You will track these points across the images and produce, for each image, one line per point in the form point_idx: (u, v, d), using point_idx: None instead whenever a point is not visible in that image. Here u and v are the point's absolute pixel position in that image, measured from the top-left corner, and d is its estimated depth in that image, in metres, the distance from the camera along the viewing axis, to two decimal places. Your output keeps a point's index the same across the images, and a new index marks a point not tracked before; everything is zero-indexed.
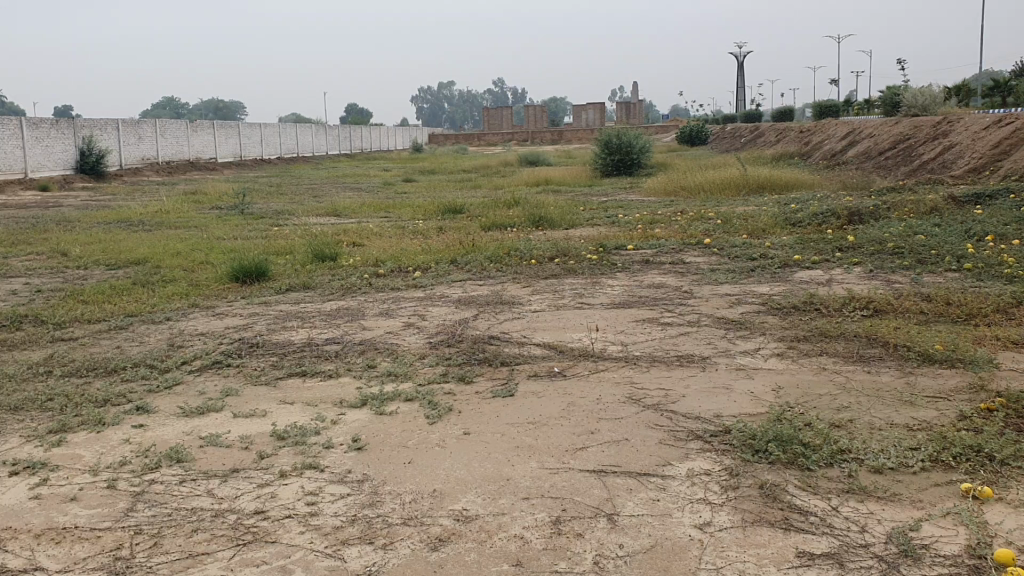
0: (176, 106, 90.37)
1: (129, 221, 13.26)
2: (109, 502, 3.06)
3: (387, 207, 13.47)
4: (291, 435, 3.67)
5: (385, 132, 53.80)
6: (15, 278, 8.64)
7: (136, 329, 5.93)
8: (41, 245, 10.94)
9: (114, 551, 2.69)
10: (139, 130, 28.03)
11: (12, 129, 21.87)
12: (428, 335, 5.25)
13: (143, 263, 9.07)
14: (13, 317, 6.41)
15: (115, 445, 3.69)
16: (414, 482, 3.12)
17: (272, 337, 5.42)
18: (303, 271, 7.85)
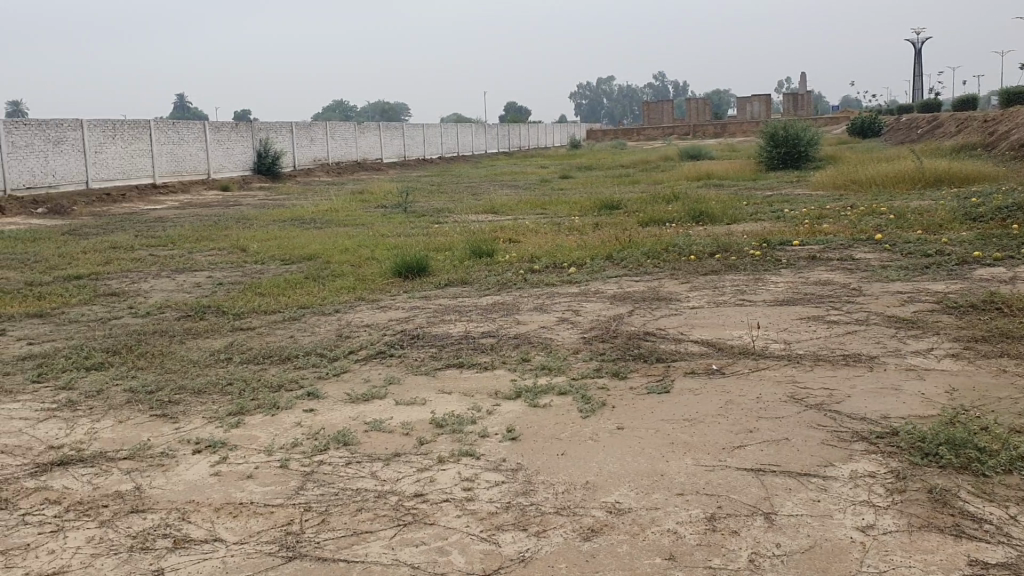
0: (345, 108, 94.11)
1: (302, 219, 13.96)
2: (282, 481, 3.25)
3: (545, 203, 13.59)
4: (449, 423, 3.78)
5: (544, 130, 54.21)
6: (199, 272, 9.28)
7: (308, 320, 6.25)
8: (223, 241, 11.68)
9: (285, 526, 2.85)
10: (311, 132, 29.44)
11: (197, 132, 23.45)
12: (583, 330, 5.27)
13: (314, 259, 9.54)
14: (198, 309, 6.89)
15: (287, 427, 3.91)
16: (567, 474, 3.14)
17: (432, 330, 5.59)
18: (461, 267, 8.04)
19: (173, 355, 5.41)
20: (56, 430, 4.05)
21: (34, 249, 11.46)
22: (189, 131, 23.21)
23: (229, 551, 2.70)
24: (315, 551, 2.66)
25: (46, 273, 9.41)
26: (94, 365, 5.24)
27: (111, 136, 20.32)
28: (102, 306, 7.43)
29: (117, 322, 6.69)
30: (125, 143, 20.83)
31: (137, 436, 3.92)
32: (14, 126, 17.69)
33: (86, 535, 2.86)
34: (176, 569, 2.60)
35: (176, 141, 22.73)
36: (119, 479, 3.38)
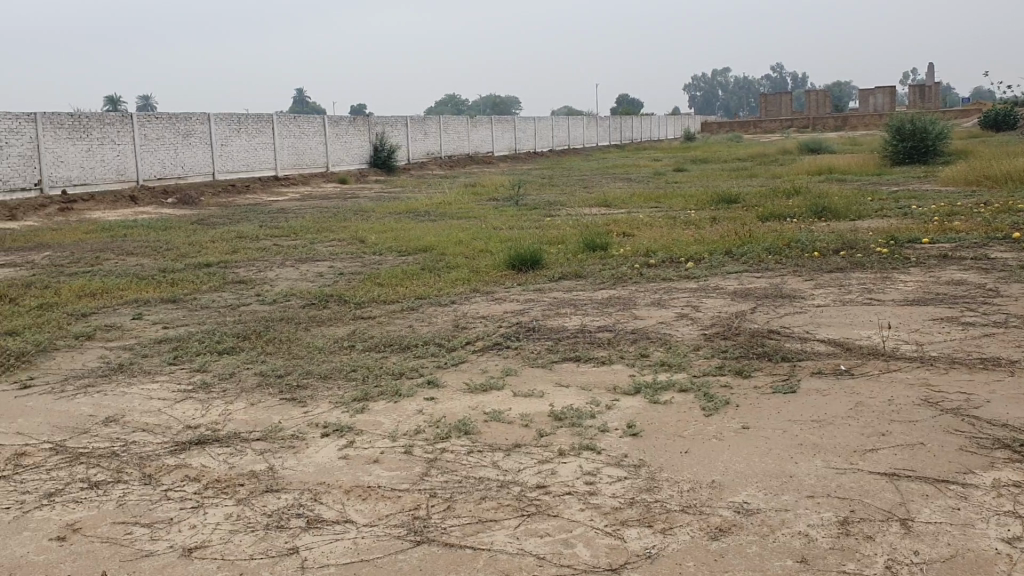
0: (459, 102, 95.14)
1: (417, 212, 14.19)
2: (407, 466, 3.32)
3: (659, 197, 13.43)
4: (568, 416, 3.78)
5: (656, 123, 53.59)
6: (321, 262, 9.55)
7: (425, 310, 6.36)
8: (342, 232, 11.98)
9: (412, 510, 2.91)
10: (425, 126, 29.91)
11: (317, 126, 24.15)
12: (703, 327, 5.19)
13: (430, 250, 9.70)
14: (321, 298, 7.10)
15: (410, 414, 3.99)
16: (692, 472, 3.11)
17: (548, 323, 5.61)
18: (575, 260, 8.04)
19: (299, 342, 5.59)
20: (193, 411, 4.25)
21: (167, 238, 12.04)
22: (308, 125, 23.93)
23: (358, 532, 2.77)
24: (441, 537, 2.71)
25: (178, 260, 9.87)
26: (225, 349, 5.47)
27: (235, 130, 21.14)
28: (231, 293, 7.74)
29: (245, 309, 6.96)
30: (250, 136, 21.64)
31: (268, 419, 4.06)
32: (146, 120, 18.59)
33: (224, 512, 2.99)
34: (309, 548, 2.68)
35: (297, 134, 23.46)
36: (252, 460, 3.52)
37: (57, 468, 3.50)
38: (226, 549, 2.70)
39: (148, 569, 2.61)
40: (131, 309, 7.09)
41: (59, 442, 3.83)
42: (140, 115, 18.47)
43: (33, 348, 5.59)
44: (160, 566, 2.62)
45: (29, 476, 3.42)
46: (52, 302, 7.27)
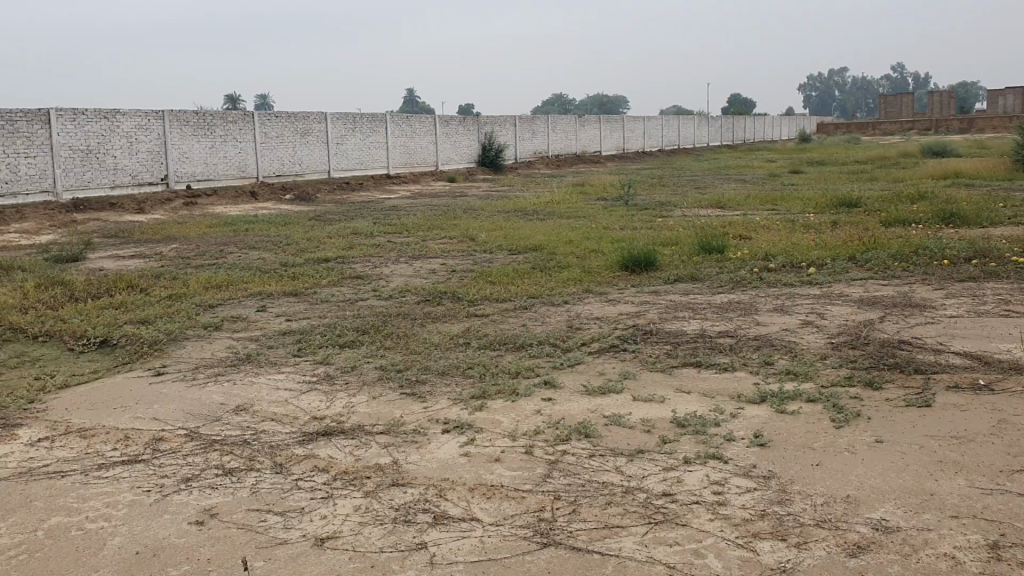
0: (567, 100, 95.07)
1: (526, 210, 14.25)
2: (529, 467, 3.32)
3: (775, 199, 13.10)
4: (691, 423, 3.71)
5: (768, 124, 52.37)
6: (433, 259, 9.68)
7: (539, 310, 6.36)
8: (453, 230, 12.12)
9: (537, 512, 2.90)
10: (534, 125, 30.00)
11: (427, 125, 24.52)
12: (829, 335, 5.02)
13: (541, 249, 9.71)
14: (436, 294, 7.18)
15: (528, 414, 3.98)
16: (825, 486, 3.01)
17: (666, 326, 5.53)
18: (690, 262, 7.91)
19: (416, 338, 5.67)
20: (317, 403, 4.35)
21: (286, 233, 12.40)
22: (420, 124, 24.31)
23: (485, 531, 2.78)
24: (568, 540, 2.69)
25: (297, 255, 10.15)
26: (346, 343, 5.59)
27: (350, 128, 21.66)
28: (348, 288, 7.91)
29: (362, 303, 7.10)
30: (364, 135, 22.14)
31: (390, 413, 4.13)
32: (266, 118, 19.22)
33: (353, 504, 3.04)
34: (437, 544, 2.71)
35: (408, 133, 23.86)
36: (377, 453, 3.58)
37: (193, 453, 3.63)
38: (357, 541, 2.75)
39: (283, 557, 2.68)
40: (254, 301, 7.32)
41: (193, 428, 3.98)
42: (261, 114, 19.11)
43: (165, 336, 5.83)
44: (294, 554, 2.69)
45: (167, 461, 3.56)
46: (180, 292, 7.57)
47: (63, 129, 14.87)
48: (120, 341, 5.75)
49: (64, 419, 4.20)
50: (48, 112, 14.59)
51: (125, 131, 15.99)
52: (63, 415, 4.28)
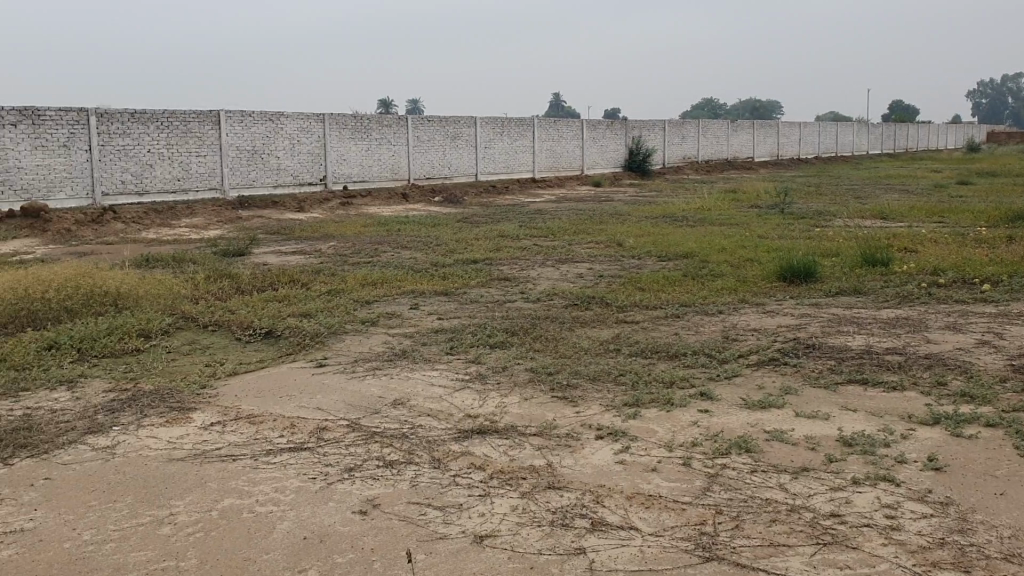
0: (716, 106, 93.34)
1: (675, 216, 14.05)
2: (688, 479, 3.24)
3: (943, 211, 12.44)
4: (859, 443, 3.55)
5: (932, 132, 49.82)
6: (582, 263, 9.67)
7: (693, 319, 6.23)
8: (601, 234, 12.09)
9: (698, 525, 2.83)
10: (683, 130, 29.60)
11: (575, 129, 24.59)
12: (1009, 357, 4.70)
13: (692, 256, 9.55)
14: (585, 298, 7.16)
15: (685, 425, 3.90)
16: (1011, 517, 2.81)
17: (827, 340, 5.31)
18: (851, 275, 7.59)
19: (567, 341, 5.66)
20: (472, 401, 4.40)
21: (436, 233, 12.69)
22: (568, 128, 24.40)
23: (645, 540, 2.74)
24: (732, 556, 2.62)
25: (448, 255, 10.35)
26: (497, 343, 5.64)
27: (500, 132, 21.96)
28: (498, 289, 8.00)
29: (512, 305, 7.16)
30: (513, 139, 22.40)
31: (543, 415, 4.13)
32: (420, 122, 19.73)
33: (511, 503, 3.05)
34: (596, 551, 2.68)
35: (556, 137, 23.98)
36: (532, 454, 3.59)
37: (354, 444, 3.74)
38: (516, 541, 2.76)
39: (444, 551, 2.71)
40: (408, 299, 7.50)
41: (354, 419, 4.11)
42: (415, 117, 19.62)
43: (324, 330, 6.05)
44: (454, 550, 2.72)
45: (331, 450, 3.68)
46: (339, 288, 7.85)
47: (231, 130, 15.70)
48: (284, 332, 6.00)
49: (234, 405, 4.40)
50: (218, 114, 15.44)
51: (288, 133, 16.73)
52: (233, 400, 4.50)
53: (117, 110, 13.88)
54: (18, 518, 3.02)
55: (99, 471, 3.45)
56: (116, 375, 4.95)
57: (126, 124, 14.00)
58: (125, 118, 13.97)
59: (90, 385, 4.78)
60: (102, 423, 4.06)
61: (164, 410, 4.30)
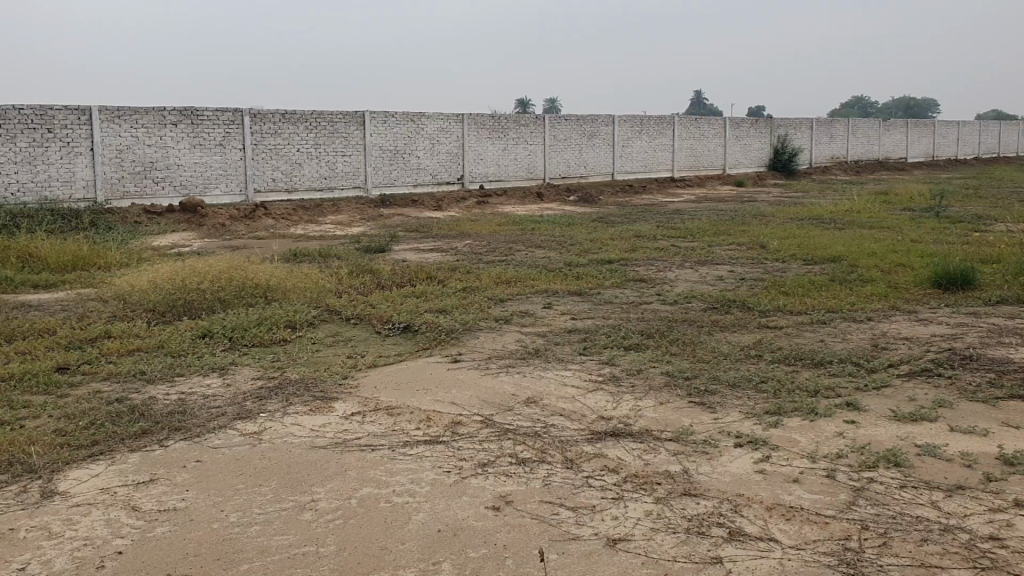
0: (866, 105, 89.61)
1: (821, 219, 13.56)
2: (831, 492, 3.10)
3: None
4: (1022, 462, 3.31)
5: None
6: (722, 265, 9.46)
7: (838, 326, 5.99)
8: (743, 236, 11.79)
9: (843, 540, 2.71)
10: (832, 129, 28.53)
11: (717, 128, 24.11)
12: None
13: (838, 260, 9.19)
14: (725, 302, 6.99)
15: (829, 436, 3.74)
16: None
17: (987, 352, 4.99)
18: (1014, 283, 7.12)
19: (705, 345, 5.54)
20: (605, 403, 4.36)
21: (572, 233, 12.67)
22: (709, 126, 23.94)
23: (785, 553, 2.63)
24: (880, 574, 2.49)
25: (583, 255, 10.31)
26: (632, 345, 5.57)
27: (638, 131, 21.76)
28: (634, 291, 7.92)
29: (648, 307, 7.07)
30: (651, 138, 22.15)
31: (679, 420, 4.05)
32: (559, 121, 19.77)
33: (645, 508, 3.00)
34: (734, 561, 2.60)
35: (697, 136, 23.57)
36: (668, 459, 3.51)
37: (488, 440, 3.77)
38: (650, 546, 2.71)
39: (577, 552, 2.69)
40: (542, 299, 7.52)
41: (488, 415, 4.14)
42: (554, 117, 19.68)
43: (460, 326, 6.13)
44: (587, 552, 2.69)
45: (465, 445, 3.72)
46: (476, 286, 7.95)
47: (375, 130, 16.16)
48: (421, 328, 6.11)
49: (372, 397, 4.51)
50: (363, 114, 15.91)
51: (429, 133, 17.08)
52: (372, 392, 4.61)
53: (269, 110, 14.50)
54: (171, 497, 3.18)
55: (247, 456, 3.60)
56: (264, 364, 5.17)
57: (277, 124, 14.62)
58: (277, 119, 14.59)
59: (239, 372, 5.00)
60: (250, 410, 4.24)
61: (307, 398, 4.45)
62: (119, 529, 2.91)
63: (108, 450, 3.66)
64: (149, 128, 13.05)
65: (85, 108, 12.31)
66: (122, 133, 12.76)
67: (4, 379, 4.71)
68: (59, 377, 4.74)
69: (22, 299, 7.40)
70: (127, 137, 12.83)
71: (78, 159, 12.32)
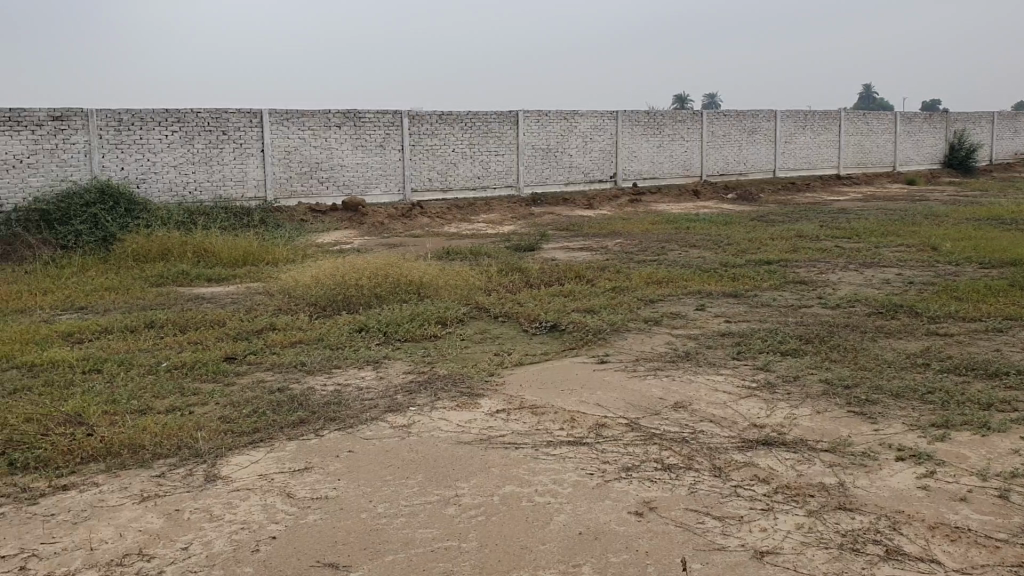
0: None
1: (1001, 219, 12.67)
2: (1003, 513, 2.88)
3: None
4: None
5: None
6: (888, 268, 8.99)
7: (1017, 334, 5.57)
8: (913, 237, 11.17)
9: (1015, 567, 2.51)
10: (1016, 123, 26.65)
11: (887, 123, 22.98)
12: None
13: (1020, 263, 8.56)
14: (891, 306, 6.64)
15: (1003, 453, 3.47)
16: None
17: None
18: None
19: (867, 352, 5.26)
20: (757, 410, 4.21)
21: (728, 232, 12.36)
22: (878, 122, 22.84)
23: None
24: None
25: (738, 255, 10.02)
26: (788, 351, 5.36)
27: (801, 127, 21.01)
28: (792, 293, 7.63)
29: (807, 311, 6.79)
30: (814, 135, 21.32)
31: (836, 431, 3.86)
32: (716, 117, 19.34)
33: (795, 521, 2.87)
34: None
35: (864, 132, 22.54)
36: (822, 471, 3.36)
37: (634, 444, 3.71)
38: (799, 561, 2.59)
39: (721, 564, 2.61)
40: (695, 300, 7.35)
41: (634, 419, 4.08)
42: (711, 113, 19.27)
43: (609, 326, 6.08)
44: (731, 563, 2.60)
45: (609, 447, 3.68)
46: (626, 286, 7.88)
47: (529, 129, 16.28)
48: (569, 327, 6.10)
49: (519, 395, 4.53)
50: (518, 114, 16.07)
51: (582, 132, 17.07)
52: (519, 390, 4.63)
53: (427, 111, 14.87)
54: (323, 485, 3.29)
55: (396, 448, 3.68)
56: (415, 358, 5.29)
57: (435, 124, 14.97)
58: (434, 120, 14.94)
59: (392, 366, 5.13)
60: (400, 403, 4.34)
61: (454, 394, 4.52)
62: (275, 514, 3.03)
63: (268, 438, 3.83)
64: (315, 130, 13.63)
65: (257, 111, 12.99)
66: (290, 135, 13.39)
67: (177, 367, 5.02)
68: (226, 367, 5.00)
69: (196, 292, 7.87)
70: (295, 138, 13.45)
71: (250, 160, 13.01)
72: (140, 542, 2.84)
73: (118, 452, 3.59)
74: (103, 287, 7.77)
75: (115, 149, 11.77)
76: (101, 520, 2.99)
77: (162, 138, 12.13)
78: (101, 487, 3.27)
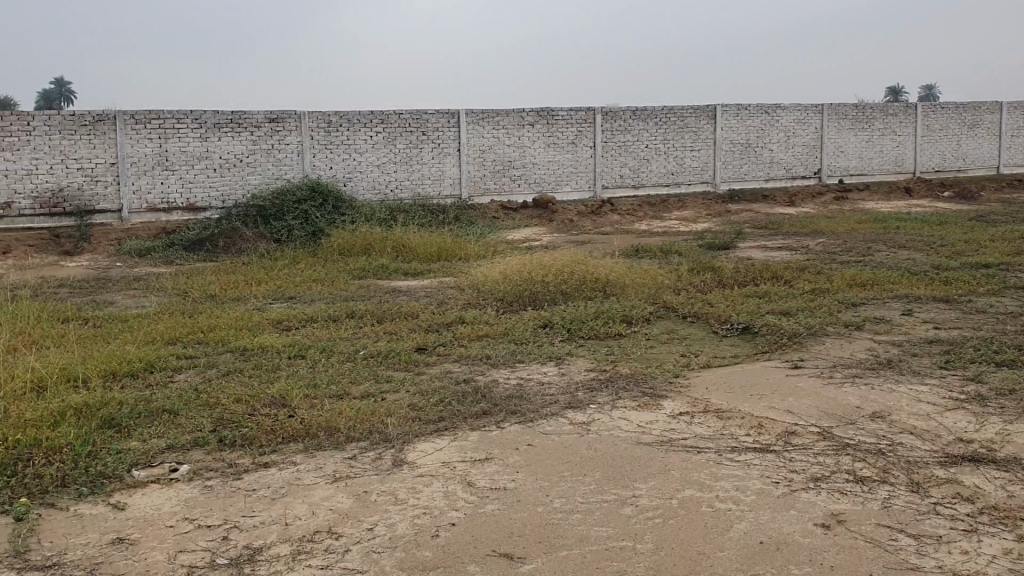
0: None
1: None
2: None
3: None
4: None
5: None
6: None
7: None
8: None
9: None
10: None
11: None
12: None
13: None
14: None
15: None
16: None
17: None
18: None
19: None
20: (965, 423, 3.91)
21: (941, 232, 11.56)
22: None
23: None
24: None
25: (953, 258, 9.35)
26: (1005, 361, 4.95)
27: None
28: (1014, 299, 7.04)
29: None
30: None
31: None
32: (932, 110, 18.13)
33: (1002, 546, 2.66)
34: None
35: None
36: None
37: (823, 453, 3.55)
38: None
39: None
40: (902, 304, 6.92)
41: (826, 427, 3.90)
42: (926, 106, 18.09)
43: (804, 330, 5.84)
44: None
45: (797, 456, 3.53)
46: (826, 287, 7.53)
47: (726, 124, 15.89)
48: (761, 329, 5.91)
49: (704, 398, 4.43)
50: (715, 109, 15.72)
51: (783, 127, 16.47)
52: (704, 393, 4.53)
53: (620, 108, 14.82)
54: (503, 476, 3.36)
55: (575, 445, 3.70)
56: (599, 356, 5.29)
57: (628, 121, 14.91)
58: (628, 116, 14.88)
59: (576, 363, 5.16)
60: (582, 400, 4.35)
61: (637, 394, 4.49)
62: (456, 502, 3.13)
63: (452, 427, 3.95)
64: (509, 128, 13.91)
65: (455, 111, 13.41)
66: (485, 134, 13.73)
67: (373, 355, 5.27)
68: (418, 357, 5.20)
69: (394, 285, 8.23)
70: (490, 137, 13.78)
71: (447, 159, 13.45)
72: (331, 521, 3.00)
73: (315, 434, 3.81)
74: (311, 278, 8.28)
75: (325, 149, 12.49)
76: (297, 497, 3.19)
77: (367, 139, 12.74)
78: (299, 466, 3.48)
